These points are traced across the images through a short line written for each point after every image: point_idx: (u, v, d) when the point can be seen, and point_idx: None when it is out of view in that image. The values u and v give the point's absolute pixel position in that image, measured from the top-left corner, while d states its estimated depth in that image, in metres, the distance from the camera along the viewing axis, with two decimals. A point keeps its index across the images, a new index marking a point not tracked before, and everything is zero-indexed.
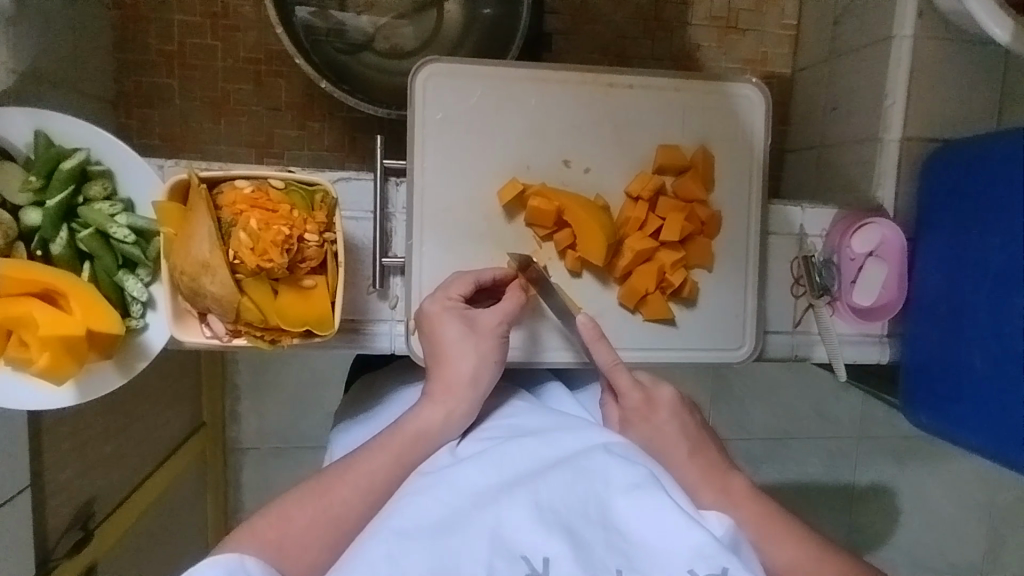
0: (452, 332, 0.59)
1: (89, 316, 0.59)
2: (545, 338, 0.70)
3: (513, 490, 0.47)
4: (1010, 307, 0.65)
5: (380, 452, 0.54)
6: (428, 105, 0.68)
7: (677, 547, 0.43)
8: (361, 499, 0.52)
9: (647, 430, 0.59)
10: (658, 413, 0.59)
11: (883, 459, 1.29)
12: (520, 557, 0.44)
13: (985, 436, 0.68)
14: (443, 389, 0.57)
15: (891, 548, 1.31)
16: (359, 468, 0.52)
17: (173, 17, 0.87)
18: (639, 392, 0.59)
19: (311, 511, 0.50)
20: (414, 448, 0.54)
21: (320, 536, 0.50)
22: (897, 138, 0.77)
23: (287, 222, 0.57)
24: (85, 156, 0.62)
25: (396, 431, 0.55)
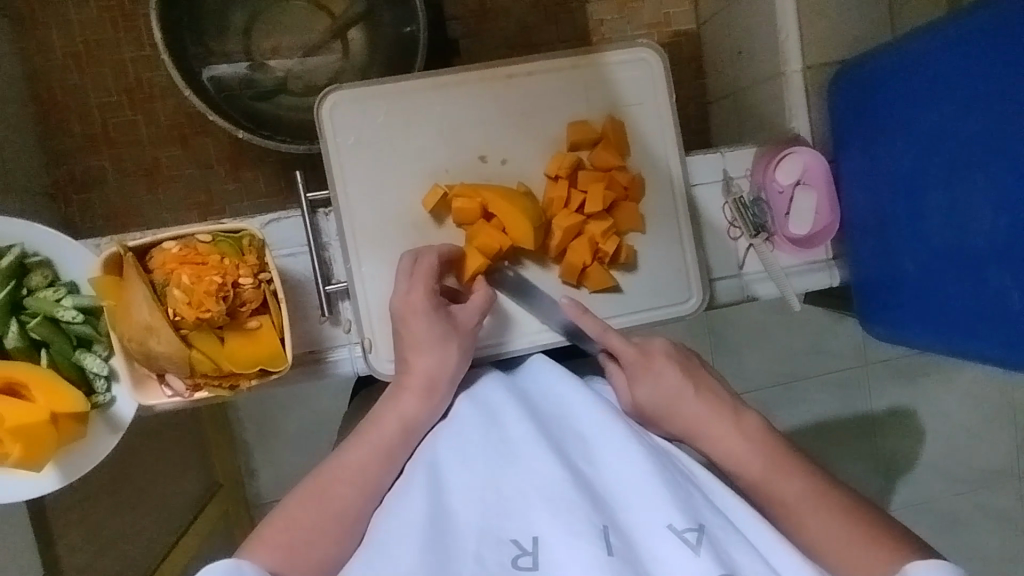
0: (426, 330, 0.60)
1: (52, 399, 0.62)
2: (523, 326, 0.72)
3: (496, 474, 0.49)
4: (926, 205, 0.67)
5: (361, 447, 0.55)
6: (337, 132, 0.70)
7: (665, 507, 0.46)
8: (357, 494, 0.53)
9: (649, 379, 0.59)
10: (655, 362, 0.59)
11: (889, 380, 1.28)
12: (509, 540, 0.45)
13: (929, 335, 0.70)
14: (422, 384, 0.58)
15: (921, 469, 1.29)
16: (350, 465, 0.54)
17: (91, 101, 0.90)
18: (633, 346, 0.60)
19: (307, 513, 0.52)
20: (403, 440, 0.56)
21: (326, 539, 0.51)
22: (798, 68, 0.79)
23: (218, 272, 0.59)
24: (20, 251, 0.64)
25: (380, 426, 0.56)
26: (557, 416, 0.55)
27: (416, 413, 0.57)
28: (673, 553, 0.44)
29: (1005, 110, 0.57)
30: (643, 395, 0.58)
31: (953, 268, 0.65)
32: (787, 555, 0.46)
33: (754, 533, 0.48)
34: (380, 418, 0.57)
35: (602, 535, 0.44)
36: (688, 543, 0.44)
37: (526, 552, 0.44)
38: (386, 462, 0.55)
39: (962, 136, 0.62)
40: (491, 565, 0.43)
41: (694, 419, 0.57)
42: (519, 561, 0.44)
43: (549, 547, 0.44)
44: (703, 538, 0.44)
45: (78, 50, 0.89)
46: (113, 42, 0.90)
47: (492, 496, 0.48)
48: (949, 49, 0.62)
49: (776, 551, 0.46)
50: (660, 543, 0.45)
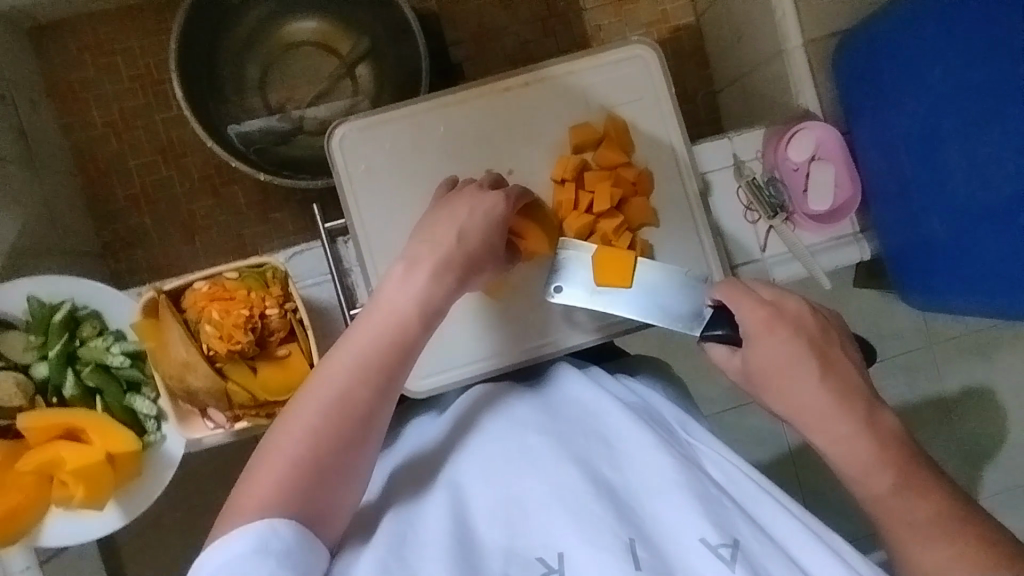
0: (459, 213, 0.58)
1: (108, 440, 0.66)
2: (546, 330, 0.73)
3: (519, 486, 0.48)
4: (945, 161, 0.64)
5: (368, 332, 0.51)
6: (348, 162, 0.73)
7: (694, 520, 0.45)
8: (372, 389, 0.49)
9: (774, 344, 0.54)
10: (783, 327, 0.54)
11: (960, 357, 1.19)
12: (535, 558, 0.46)
13: (972, 297, 0.66)
14: (434, 258, 0.56)
15: (1008, 450, 1.19)
16: (361, 349, 0.50)
17: (130, 164, 0.97)
18: (762, 307, 0.55)
19: (317, 402, 0.48)
20: (414, 322, 0.53)
21: (344, 431, 0.48)
22: (798, 45, 0.78)
23: (246, 305, 0.62)
24: (72, 306, 0.68)
25: (387, 306, 0.53)
26: (580, 416, 0.54)
27: (430, 295, 0.54)
28: (706, 567, 0.44)
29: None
30: (756, 357, 0.54)
31: (986, 223, 0.61)
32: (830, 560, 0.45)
33: (793, 538, 0.47)
34: (381, 302, 0.53)
35: (629, 550, 0.44)
36: (723, 558, 0.44)
37: (553, 570, 0.45)
38: (399, 357, 0.51)
39: (972, 86, 0.60)
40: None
41: (799, 384, 0.52)
42: None
43: (573, 564, 0.45)
44: (737, 553, 0.44)
45: (114, 119, 0.97)
46: (145, 107, 0.98)
47: (515, 511, 0.48)
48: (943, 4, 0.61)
49: (822, 555, 0.45)
50: (692, 556, 0.45)
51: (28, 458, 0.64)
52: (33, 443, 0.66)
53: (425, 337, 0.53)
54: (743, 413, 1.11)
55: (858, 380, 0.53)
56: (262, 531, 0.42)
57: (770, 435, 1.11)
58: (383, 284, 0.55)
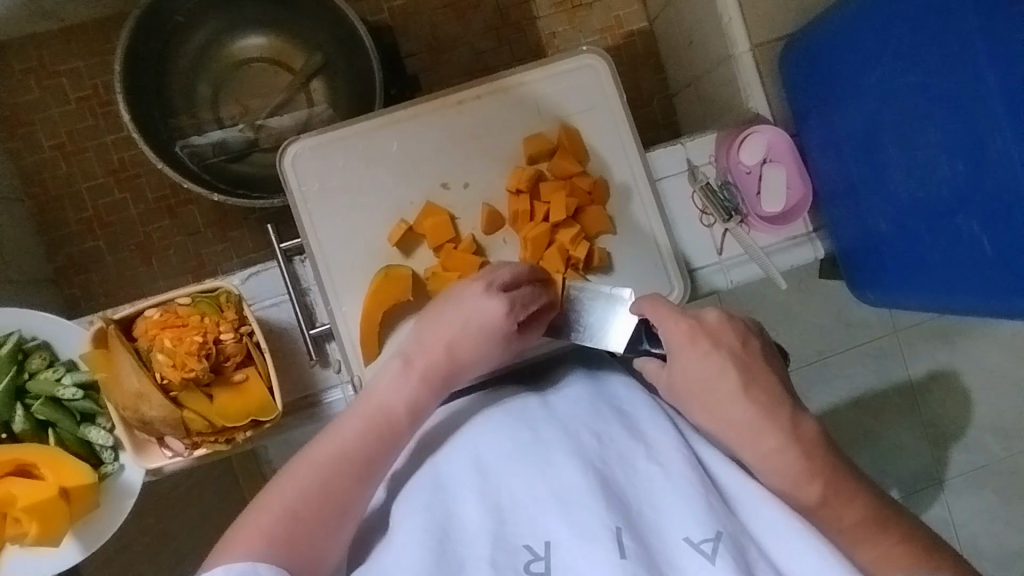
0: (473, 296, 0.62)
1: (61, 475, 0.64)
2: None
3: (507, 481, 0.51)
4: (885, 163, 0.66)
5: (354, 419, 0.55)
6: (302, 180, 0.72)
7: (679, 518, 0.47)
8: (346, 468, 0.52)
9: (697, 358, 0.57)
10: (709, 337, 0.57)
11: (923, 344, 1.21)
12: (523, 546, 0.47)
13: (919, 295, 0.68)
14: (429, 370, 0.59)
15: (970, 431, 1.22)
16: (335, 436, 0.54)
17: (81, 187, 0.95)
18: (686, 322, 0.58)
19: (300, 481, 0.50)
20: (384, 425, 0.55)
21: (320, 497, 0.50)
22: (746, 49, 0.80)
23: (199, 331, 0.62)
24: (18, 337, 0.67)
25: (360, 409, 0.55)
26: (573, 414, 0.56)
27: (419, 399, 0.57)
28: (691, 565, 0.45)
29: (954, 62, 0.56)
30: (681, 373, 0.57)
31: (925, 225, 0.64)
32: (812, 557, 0.45)
33: (775, 544, 0.47)
34: (373, 396, 0.56)
35: (615, 537, 0.45)
36: (704, 554, 0.45)
37: (539, 557, 0.46)
38: (384, 442, 0.54)
39: (909, 88, 0.61)
40: (505, 569, 0.46)
41: (718, 400, 0.55)
42: (532, 566, 0.46)
43: (559, 551, 0.46)
44: (719, 547, 0.44)
45: (62, 141, 0.95)
46: (94, 129, 0.95)
47: (502, 506, 0.50)
48: (881, 10, 0.62)
49: (801, 553, 0.46)
50: (676, 553, 0.45)
51: None
52: None
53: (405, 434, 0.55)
54: None
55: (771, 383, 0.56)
56: (227, 569, 0.44)
57: None
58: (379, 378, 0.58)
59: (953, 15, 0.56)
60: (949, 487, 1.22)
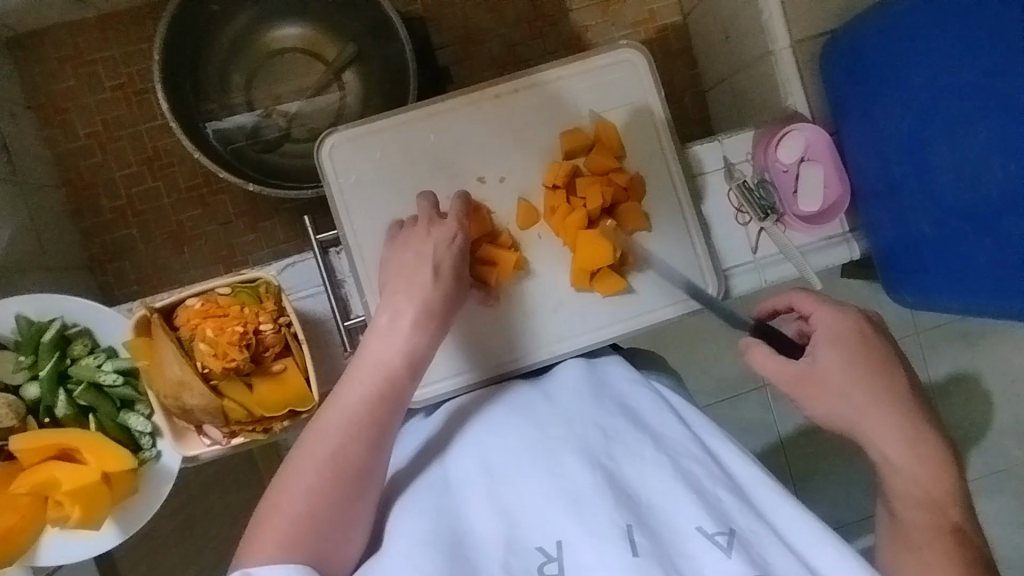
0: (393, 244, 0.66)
1: (102, 460, 0.65)
2: (548, 336, 0.73)
3: (515, 479, 0.52)
4: (931, 163, 0.65)
5: (358, 382, 0.56)
6: (339, 172, 0.73)
7: (689, 512, 0.48)
8: (360, 425, 0.53)
9: (858, 349, 0.57)
10: (869, 340, 0.58)
11: (950, 346, 1.20)
12: (535, 547, 0.48)
13: (963, 298, 0.67)
14: (403, 298, 0.61)
15: (994, 435, 1.21)
16: (342, 397, 0.55)
17: (115, 175, 0.96)
18: (853, 315, 0.59)
19: (317, 456, 0.51)
20: (387, 379, 0.56)
21: (347, 458, 0.52)
22: (787, 45, 0.79)
23: (240, 321, 0.62)
24: (61, 323, 0.68)
25: (358, 366, 0.57)
26: (576, 407, 0.57)
27: (416, 342, 0.59)
28: (704, 556, 0.46)
29: (994, 69, 0.57)
30: (824, 360, 0.57)
31: (972, 224, 0.63)
32: (829, 552, 0.47)
33: (792, 533, 0.49)
34: (368, 354, 0.58)
35: (627, 536, 0.46)
36: (719, 546, 0.46)
37: (551, 559, 0.47)
38: (391, 406, 0.55)
39: (961, 86, 0.60)
40: (518, 571, 0.47)
41: (858, 395, 0.56)
42: (546, 568, 0.47)
43: (571, 550, 0.47)
44: (732, 541, 0.46)
45: (97, 129, 0.96)
46: (128, 117, 0.96)
47: (511, 505, 0.51)
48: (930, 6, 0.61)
49: (819, 548, 0.48)
50: (689, 544, 0.47)
51: (22, 479, 0.64)
52: (25, 464, 0.65)
53: (411, 386, 0.57)
54: (733, 407, 1.13)
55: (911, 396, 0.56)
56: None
57: (761, 427, 1.13)
58: (371, 332, 0.60)
59: (998, 18, 0.56)
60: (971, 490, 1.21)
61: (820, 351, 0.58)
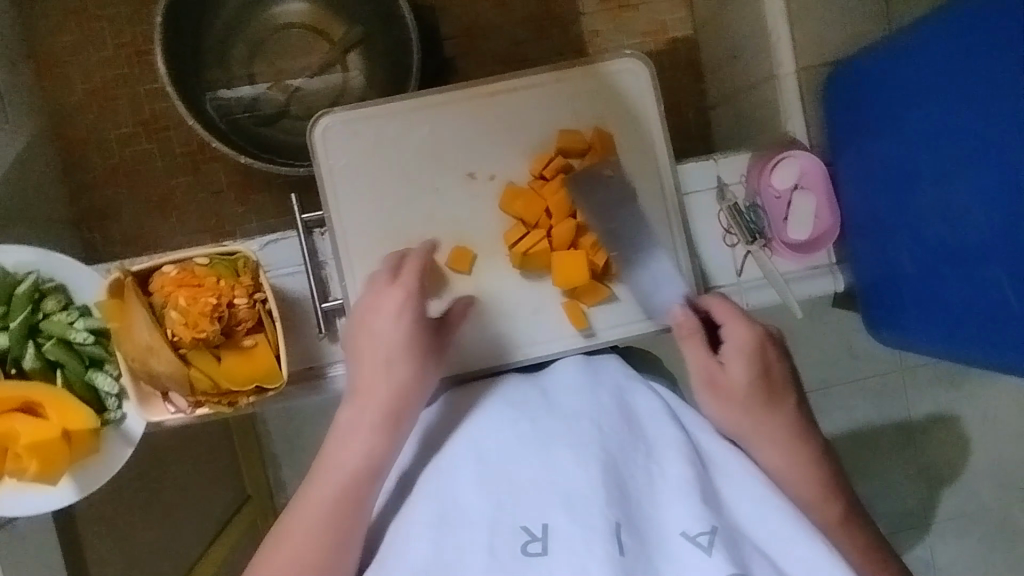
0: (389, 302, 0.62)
1: (65, 417, 0.66)
2: (522, 338, 0.73)
3: (509, 470, 0.53)
4: (919, 201, 0.65)
5: (330, 469, 0.57)
6: (330, 154, 0.72)
7: (677, 515, 0.48)
8: (341, 495, 0.55)
9: (754, 359, 0.60)
10: (768, 349, 0.61)
11: (931, 385, 1.19)
12: (522, 528, 0.49)
13: (936, 340, 0.68)
14: (364, 390, 0.60)
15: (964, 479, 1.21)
16: (328, 466, 0.57)
17: (110, 134, 0.96)
18: (756, 328, 0.62)
19: (305, 527, 0.54)
20: (351, 476, 0.56)
21: (329, 528, 0.54)
22: (792, 71, 0.79)
23: (214, 293, 0.62)
24: (36, 278, 0.68)
25: (329, 457, 0.58)
26: (580, 399, 0.57)
27: (376, 440, 0.58)
28: (688, 558, 0.46)
29: (997, 105, 0.55)
30: (736, 373, 0.60)
31: (952, 264, 0.63)
32: (806, 562, 0.46)
33: (778, 548, 0.47)
34: (338, 443, 0.58)
35: (614, 529, 0.46)
36: (700, 546, 0.45)
37: (536, 538, 0.48)
38: (367, 481, 0.56)
39: (954, 127, 0.60)
40: (502, 554, 0.48)
41: (760, 423, 0.58)
42: (530, 547, 0.48)
43: (557, 534, 0.47)
44: (715, 540, 0.45)
45: (97, 86, 0.95)
46: (128, 77, 0.96)
47: (503, 492, 0.51)
48: (928, 45, 0.61)
49: (797, 558, 0.47)
50: (674, 545, 0.47)
51: None
52: None
53: (375, 476, 0.57)
54: None
55: (805, 408, 0.61)
56: None
57: None
58: (339, 423, 0.59)
59: (1004, 49, 0.54)
60: (936, 531, 1.21)
61: (730, 362, 0.61)
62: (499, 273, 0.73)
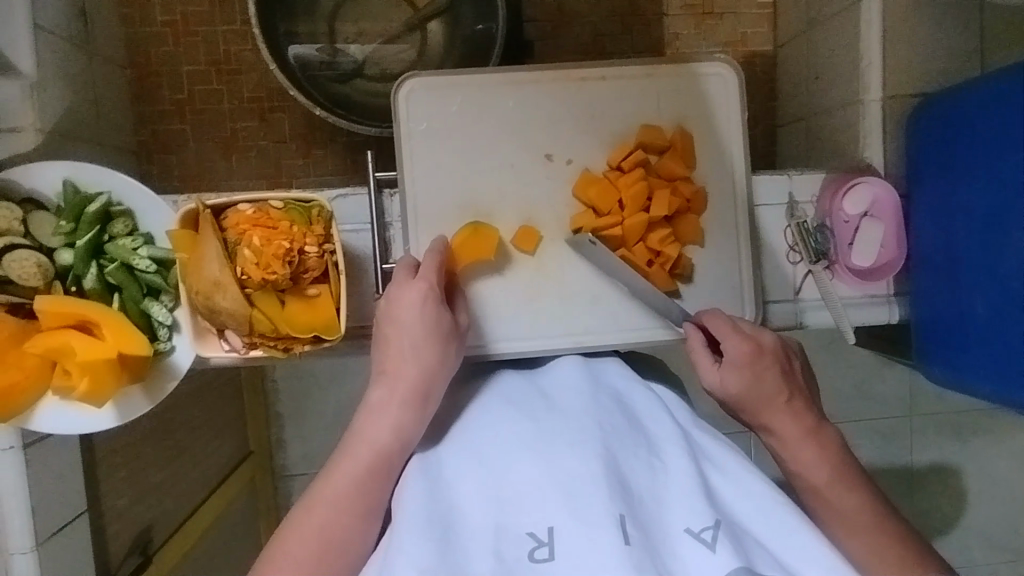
0: (410, 297, 0.60)
1: (120, 340, 0.65)
2: (574, 329, 0.72)
3: (509, 468, 0.52)
4: (1004, 247, 0.64)
5: (357, 449, 0.57)
6: (412, 117, 0.72)
7: (681, 512, 0.49)
8: (369, 464, 0.56)
9: (750, 373, 0.61)
10: (765, 358, 0.62)
11: (939, 436, 1.20)
12: (526, 534, 0.48)
13: (996, 386, 0.67)
14: (392, 372, 0.59)
15: (968, 532, 1.21)
16: (361, 438, 0.57)
17: (182, 69, 0.95)
18: (746, 341, 0.62)
19: (337, 490, 0.55)
20: (380, 456, 0.56)
21: (362, 493, 0.55)
22: (878, 98, 0.79)
23: (287, 237, 0.62)
24: (108, 199, 0.68)
25: (356, 437, 0.57)
26: (577, 401, 0.58)
27: (406, 422, 0.57)
28: (692, 553, 0.47)
29: None
30: (733, 381, 0.62)
31: None
32: (814, 552, 0.47)
33: (782, 544, 0.49)
34: (363, 426, 0.57)
35: (620, 524, 0.46)
36: (704, 542, 0.47)
37: (543, 544, 0.47)
38: (397, 452, 0.57)
39: None
40: (509, 559, 0.46)
41: (778, 406, 0.61)
42: (536, 553, 0.46)
43: (562, 537, 0.47)
44: (718, 535, 0.47)
45: (176, 20, 0.95)
46: (208, 15, 0.95)
47: (505, 492, 0.51)
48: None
49: (801, 554, 0.48)
50: (679, 543, 0.48)
51: (37, 339, 0.64)
52: (44, 326, 0.65)
53: (404, 455, 0.57)
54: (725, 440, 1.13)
55: (807, 393, 0.63)
56: None
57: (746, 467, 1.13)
58: (364, 408, 0.59)
59: None
60: None
61: (728, 374, 0.62)
62: (557, 259, 0.73)
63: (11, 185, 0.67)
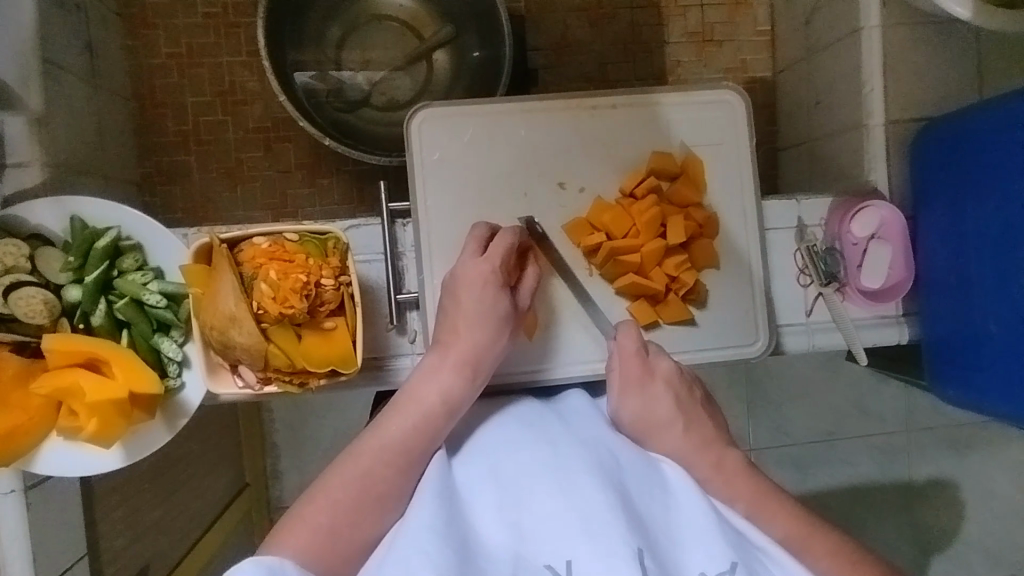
0: (475, 272, 0.62)
1: (130, 378, 0.63)
2: (593, 353, 0.72)
3: (523, 496, 0.50)
4: (1013, 265, 0.65)
5: (403, 413, 0.55)
6: (424, 147, 0.72)
7: (696, 552, 0.48)
8: (408, 436, 0.54)
9: (642, 396, 0.59)
10: (656, 381, 0.60)
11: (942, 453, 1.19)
12: (544, 566, 0.46)
13: (1011, 404, 0.67)
14: (445, 342, 0.59)
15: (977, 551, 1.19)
16: (411, 393, 0.56)
17: (187, 100, 0.95)
18: (639, 358, 0.60)
19: (376, 449, 0.54)
20: (427, 414, 0.55)
21: (397, 463, 0.54)
22: (881, 123, 0.80)
23: (304, 270, 0.61)
24: (117, 234, 0.66)
25: (404, 397, 0.56)
26: (593, 427, 0.57)
27: (453, 388, 0.57)
28: None
29: None
30: (626, 408, 0.59)
31: None
32: None
33: None
34: (409, 389, 0.57)
35: (639, 558, 0.45)
36: None
37: None
38: (445, 414, 0.56)
39: None
40: None
41: (666, 434, 0.58)
42: None
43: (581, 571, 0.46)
44: None
45: (181, 51, 0.95)
46: (213, 46, 0.95)
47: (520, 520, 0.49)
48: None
49: None
50: None
51: (44, 380, 0.62)
52: (52, 365, 0.63)
53: (450, 423, 0.56)
54: None
55: (711, 424, 0.60)
56: (257, 562, 0.45)
57: None
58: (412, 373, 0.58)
59: None
60: None
61: (621, 400, 0.59)
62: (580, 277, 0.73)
63: (18, 220, 0.66)
